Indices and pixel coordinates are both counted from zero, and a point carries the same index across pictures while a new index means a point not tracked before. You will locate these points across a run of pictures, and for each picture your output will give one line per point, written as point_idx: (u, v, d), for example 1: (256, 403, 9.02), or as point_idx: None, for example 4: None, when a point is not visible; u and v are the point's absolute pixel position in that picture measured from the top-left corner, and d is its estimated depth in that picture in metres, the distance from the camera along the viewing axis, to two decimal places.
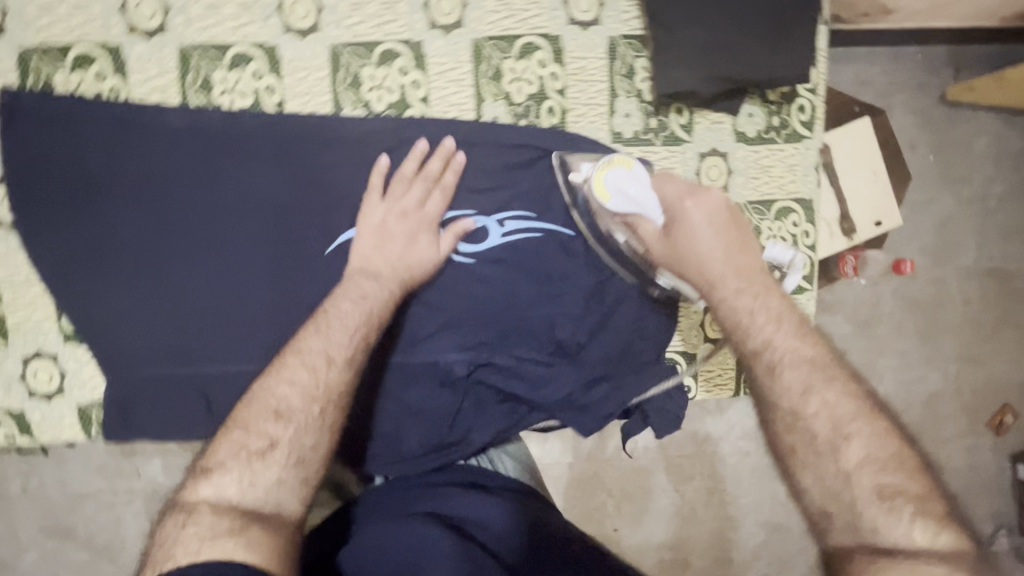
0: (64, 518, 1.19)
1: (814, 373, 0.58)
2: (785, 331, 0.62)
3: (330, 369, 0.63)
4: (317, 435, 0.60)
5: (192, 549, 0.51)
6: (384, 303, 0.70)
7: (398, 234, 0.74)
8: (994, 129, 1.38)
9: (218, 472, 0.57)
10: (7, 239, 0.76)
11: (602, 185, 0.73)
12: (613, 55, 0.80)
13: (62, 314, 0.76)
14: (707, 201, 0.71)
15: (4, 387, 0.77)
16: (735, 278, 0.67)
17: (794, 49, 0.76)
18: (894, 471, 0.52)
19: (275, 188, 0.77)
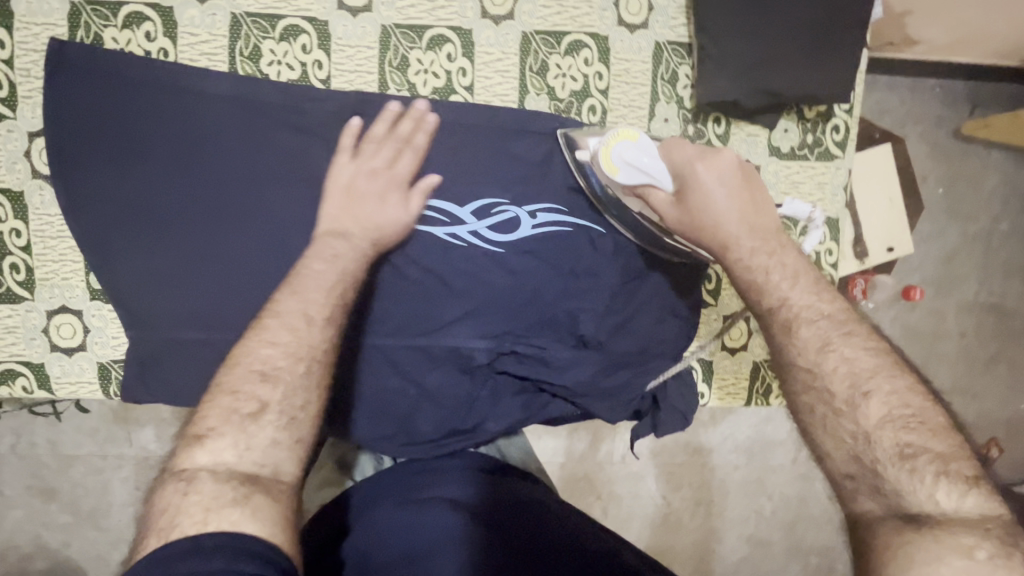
0: (51, 479, 1.18)
1: (832, 327, 0.58)
2: (799, 288, 0.61)
3: (311, 329, 0.60)
4: (306, 394, 0.57)
5: (196, 519, 0.47)
6: (358, 261, 0.67)
7: (367, 194, 0.70)
8: (1004, 168, 1.40)
9: (212, 437, 0.53)
10: (43, 191, 0.76)
11: (609, 160, 0.72)
12: (658, 59, 0.82)
13: (91, 271, 0.76)
14: (717, 162, 0.65)
15: (26, 338, 0.77)
16: (750, 236, 0.63)
17: (837, 68, 0.78)
18: (917, 428, 0.51)
19: (318, 160, 0.77)
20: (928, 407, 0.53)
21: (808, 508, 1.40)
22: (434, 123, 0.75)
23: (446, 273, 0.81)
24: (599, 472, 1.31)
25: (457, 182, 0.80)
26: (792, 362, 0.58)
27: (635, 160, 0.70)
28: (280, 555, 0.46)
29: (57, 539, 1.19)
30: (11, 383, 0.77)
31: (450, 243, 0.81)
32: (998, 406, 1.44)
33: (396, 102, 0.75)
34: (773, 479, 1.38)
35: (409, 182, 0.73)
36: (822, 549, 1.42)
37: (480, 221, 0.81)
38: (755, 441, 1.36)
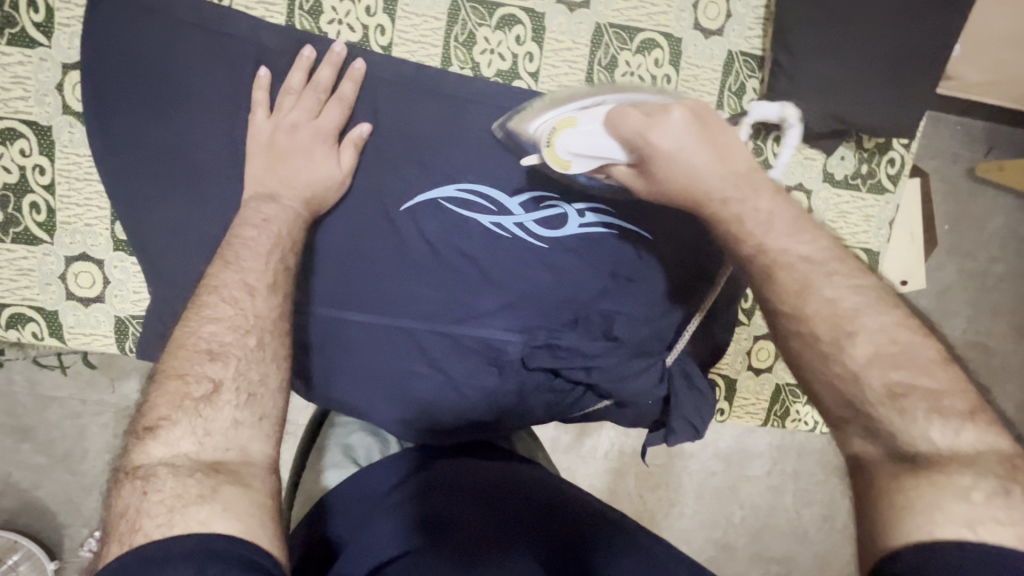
0: (26, 418, 1.15)
1: (813, 270, 0.54)
2: (777, 231, 0.57)
3: (254, 299, 0.59)
4: (262, 367, 0.56)
5: (161, 521, 0.43)
6: (291, 223, 0.66)
7: (292, 151, 0.69)
8: (1010, 211, 1.42)
9: (165, 428, 0.49)
10: (72, 132, 0.71)
11: (555, 156, 0.65)
12: (728, 69, 0.80)
13: (117, 220, 0.72)
14: (668, 125, 0.59)
15: (40, 284, 0.73)
16: (721, 182, 0.59)
17: (908, 102, 0.76)
18: (908, 367, 0.48)
19: (375, 134, 0.75)
20: (916, 342, 0.50)
21: (777, 519, 1.40)
22: (362, 70, 0.73)
23: (484, 260, 0.79)
24: (580, 465, 1.33)
25: (511, 173, 0.78)
26: (776, 305, 0.54)
27: (583, 150, 0.63)
28: (253, 550, 0.42)
29: (28, 480, 1.15)
30: (21, 328, 0.74)
31: (495, 233, 0.78)
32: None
33: (308, 47, 0.72)
34: (748, 488, 1.39)
35: (336, 135, 0.71)
36: (785, 559, 1.41)
37: (527, 214, 0.78)
38: (734, 451, 1.38)
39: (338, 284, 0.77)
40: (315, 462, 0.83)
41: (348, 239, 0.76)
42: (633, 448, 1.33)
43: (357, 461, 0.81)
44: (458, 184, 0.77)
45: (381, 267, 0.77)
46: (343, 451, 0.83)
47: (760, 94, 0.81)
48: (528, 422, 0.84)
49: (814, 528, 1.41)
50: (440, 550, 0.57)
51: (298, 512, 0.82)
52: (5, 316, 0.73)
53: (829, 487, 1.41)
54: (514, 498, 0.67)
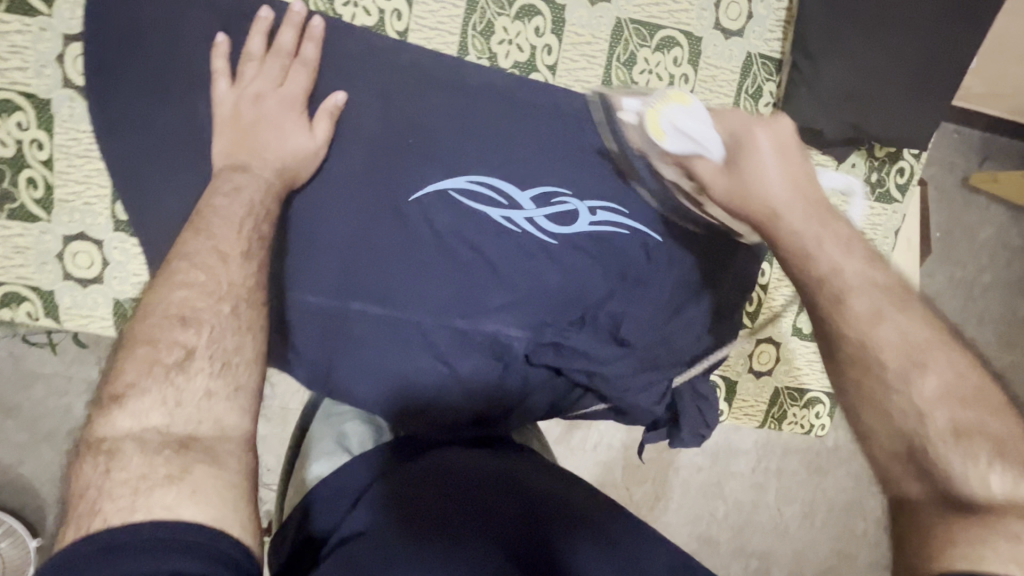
0: (7, 394, 1.12)
1: (888, 301, 0.50)
2: (855, 255, 0.52)
3: (228, 266, 0.56)
4: (239, 337, 0.54)
5: (123, 505, 0.42)
6: (263, 192, 0.63)
7: (260, 122, 0.66)
8: (1000, 221, 1.45)
9: (132, 397, 0.47)
10: (69, 104, 0.68)
11: (656, 125, 0.64)
12: (746, 71, 0.80)
13: (119, 200, 0.70)
14: (775, 128, 0.59)
15: (35, 263, 0.71)
16: (803, 204, 0.55)
17: (923, 111, 0.76)
18: (972, 408, 0.46)
19: (385, 120, 0.73)
20: (985, 386, 0.47)
21: (758, 514, 1.43)
22: (321, 29, 0.70)
23: (491, 255, 0.77)
24: (569, 457, 1.33)
25: (521, 167, 0.77)
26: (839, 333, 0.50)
27: (688, 128, 0.62)
28: (219, 540, 0.41)
29: (10, 457, 1.12)
30: (15, 306, 0.72)
31: (504, 227, 0.77)
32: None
33: (266, 8, 0.68)
34: (731, 483, 1.41)
35: (304, 102, 0.68)
36: (764, 553, 1.44)
37: (538, 209, 0.77)
38: (720, 448, 1.39)
39: (337, 270, 0.74)
40: (305, 450, 0.82)
41: (350, 223, 0.74)
42: (621, 441, 1.35)
43: (347, 450, 0.79)
44: (470, 176, 0.75)
45: (382, 254, 0.75)
46: (335, 438, 0.80)
47: (777, 98, 0.81)
48: (535, 417, 0.85)
49: (794, 525, 1.44)
50: (423, 542, 0.56)
51: (288, 502, 0.81)
52: None
53: (810, 486, 1.44)
54: (498, 487, 0.66)
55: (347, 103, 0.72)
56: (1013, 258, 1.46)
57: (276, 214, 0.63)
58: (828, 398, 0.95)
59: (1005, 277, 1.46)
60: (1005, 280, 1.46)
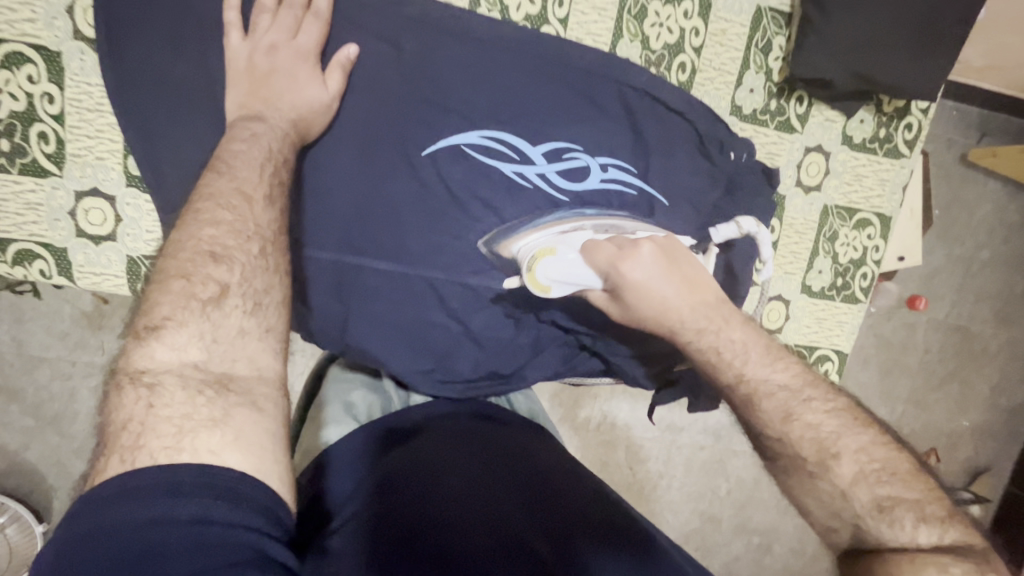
0: (12, 377, 1.11)
1: (792, 395, 0.54)
2: (754, 361, 0.57)
3: (253, 208, 0.56)
4: (267, 278, 0.54)
5: (168, 443, 0.41)
6: (280, 140, 0.63)
7: (274, 72, 0.66)
8: (999, 198, 1.45)
9: (170, 329, 0.47)
10: (83, 57, 0.68)
11: (536, 282, 0.66)
12: (757, 25, 0.84)
13: (130, 154, 0.70)
14: (638, 256, 0.63)
15: (48, 219, 0.71)
16: (693, 316, 0.61)
17: (933, 61, 0.77)
18: (891, 480, 0.48)
19: (404, 78, 0.74)
20: (895, 457, 0.50)
21: (761, 491, 1.44)
22: None
23: (507, 212, 0.77)
24: (573, 437, 1.34)
25: (535, 121, 0.77)
26: (762, 432, 0.54)
27: (567, 276, 0.65)
28: (261, 490, 0.42)
29: (17, 441, 1.12)
30: (28, 265, 0.72)
31: (516, 182, 0.77)
32: (946, 420, 1.49)
33: None
34: (735, 461, 1.42)
35: (317, 55, 0.69)
36: (767, 530, 1.46)
37: (550, 164, 0.77)
38: (723, 426, 1.41)
39: (347, 226, 0.74)
40: (316, 414, 0.82)
41: (360, 181, 0.74)
42: (625, 420, 1.36)
43: (357, 419, 0.80)
44: (482, 131, 0.76)
45: (391, 211, 0.74)
46: (344, 407, 0.81)
47: (787, 52, 0.85)
48: (540, 378, 0.86)
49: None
50: (433, 530, 0.54)
51: (297, 461, 0.80)
52: (12, 252, 0.71)
53: None
54: (509, 481, 0.63)
55: (358, 56, 0.73)
56: (1011, 234, 1.47)
57: (293, 163, 0.64)
58: (839, 356, 0.94)
59: (1003, 252, 1.47)
60: (1002, 256, 1.47)
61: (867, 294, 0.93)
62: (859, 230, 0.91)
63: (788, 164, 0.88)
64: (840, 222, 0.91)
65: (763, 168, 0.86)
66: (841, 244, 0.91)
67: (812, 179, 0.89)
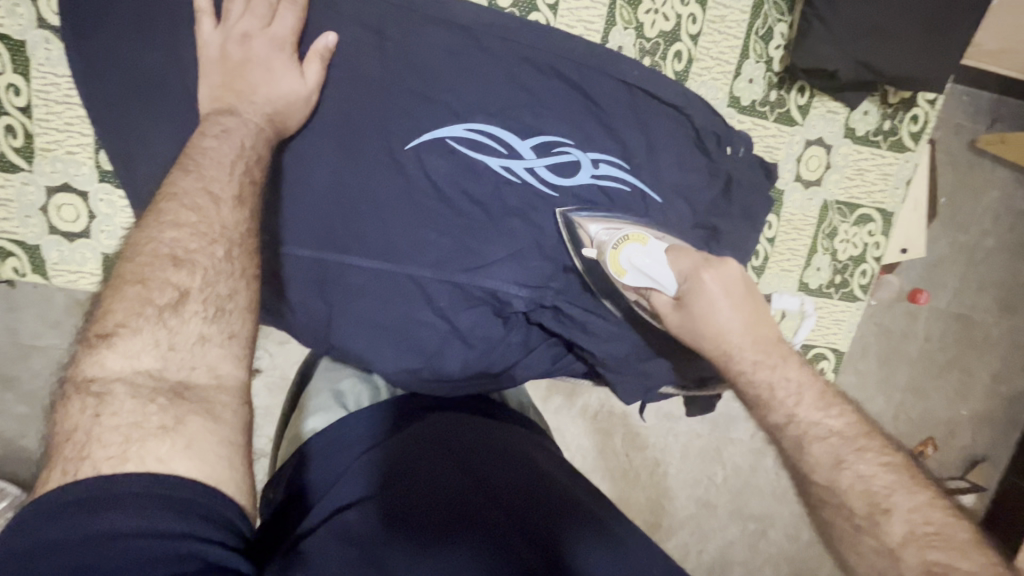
0: (5, 367, 1.10)
1: (844, 443, 0.52)
2: (807, 403, 0.56)
3: (219, 208, 0.54)
4: (234, 283, 0.52)
5: (113, 454, 0.40)
6: (253, 136, 0.61)
7: (248, 63, 0.63)
8: (1006, 184, 1.42)
9: (122, 336, 0.46)
10: (47, 46, 0.65)
11: (616, 262, 0.71)
12: (757, 11, 0.80)
13: (101, 149, 0.68)
14: (723, 272, 0.66)
15: (19, 216, 0.69)
16: (754, 349, 0.62)
17: (941, 51, 0.73)
18: (946, 547, 0.45)
19: (386, 68, 0.71)
20: (952, 524, 0.47)
21: (757, 478, 1.44)
22: None
23: (494, 208, 0.75)
24: (569, 425, 1.33)
25: (522, 115, 0.75)
26: (807, 476, 0.53)
27: (646, 268, 0.69)
28: (214, 499, 0.41)
29: (13, 429, 1.12)
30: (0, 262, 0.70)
31: (503, 177, 0.74)
32: (945, 408, 1.47)
33: None
34: (730, 449, 1.42)
35: (294, 45, 0.66)
36: (762, 517, 1.46)
37: (538, 159, 0.75)
38: (719, 414, 1.40)
39: (329, 222, 0.72)
40: (304, 403, 0.81)
41: (342, 174, 0.71)
42: (621, 408, 1.35)
43: (345, 406, 0.79)
44: (468, 124, 0.73)
45: (378, 203, 0.72)
46: (333, 396, 0.80)
47: (788, 39, 0.81)
48: (530, 377, 0.85)
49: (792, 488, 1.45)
50: (408, 529, 0.53)
51: (282, 453, 0.80)
52: None
53: None
54: (501, 475, 0.62)
55: (336, 45, 0.70)
56: (1017, 221, 1.44)
57: (268, 160, 0.61)
58: (835, 354, 0.93)
59: (1008, 241, 1.44)
60: (1007, 244, 1.44)
61: (867, 292, 0.90)
62: (858, 227, 0.88)
63: (787, 157, 0.85)
64: (840, 218, 0.88)
65: (761, 162, 0.82)
66: (840, 241, 0.88)
67: (811, 173, 0.86)
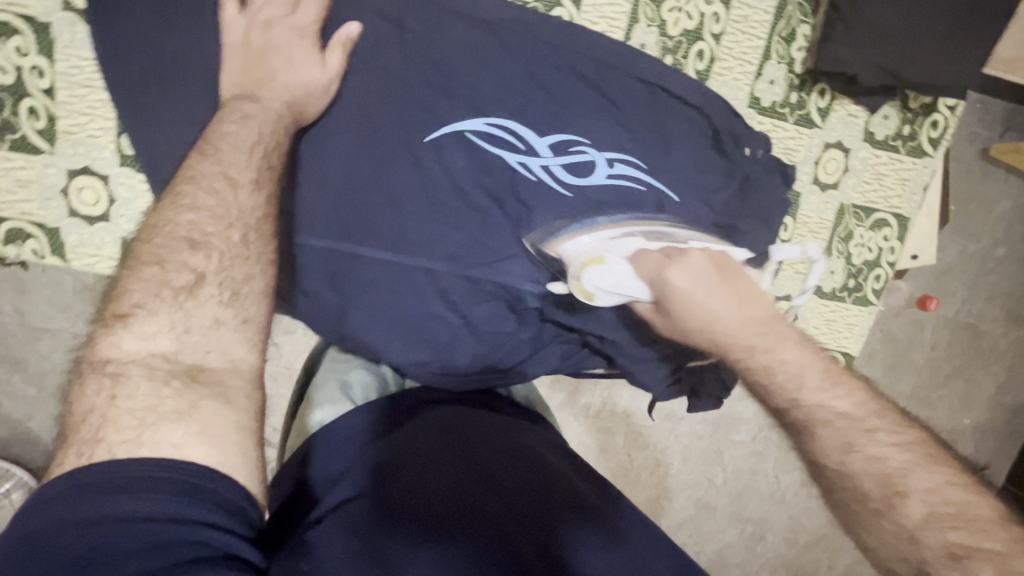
0: (13, 349, 1.11)
1: (854, 426, 0.52)
2: (812, 387, 0.56)
3: (236, 192, 0.55)
4: (248, 267, 0.52)
5: (129, 436, 0.40)
6: (273, 122, 0.61)
7: (269, 50, 0.64)
8: (1017, 195, 1.41)
9: (139, 317, 0.46)
10: (72, 29, 0.65)
11: (581, 289, 0.68)
12: (781, 12, 0.80)
13: (124, 133, 0.68)
14: (687, 264, 0.64)
15: (40, 198, 0.69)
16: (744, 332, 0.61)
17: (959, 57, 0.73)
18: (966, 526, 0.45)
19: (407, 60, 0.71)
20: (971, 502, 0.47)
21: (756, 481, 1.44)
22: None
23: (510, 203, 0.75)
24: (572, 423, 1.33)
25: (542, 111, 0.75)
26: (820, 461, 0.53)
27: (613, 288, 0.66)
28: (227, 487, 0.41)
29: (20, 411, 1.13)
30: (20, 244, 0.70)
31: (520, 173, 0.74)
32: (947, 417, 1.47)
33: None
34: (731, 452, 1.42)
35: (316, 33, 0.66)
36: (760, 519, 1.46)
37: (556, 156, 0.75)
38: (722, 416, 1.40)
39: (346, 213, 0.72)
40: (311, 395, 0.81)
41: (360, 166, 0.71)
42: (624, 407, 1.35)
43: (353, 398, 0.79)
44: (487, 118, 0.73)
45: (396, 196, 0.72)
46: (339, 387, 0.80)
47: (811, 41, 0.81)
48: (541, 373, 0.85)
49: (791, 491, 1.46)
50: (408, 522, 0.52)
51: (291, 442, 0.81)
52: (3, 231, 0.69)
53: None
54: (500, 470, 0.62)
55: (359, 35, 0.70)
56: None
57: (286, 147, 0.61)
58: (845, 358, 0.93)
59: (1017, 252, 1.43)
60: (1016, 255, 1.44)
61: (879, 297, 0.90)
62: (874, 231, 0.88)
63: (805, 159, 0.85)
64: (856, 222, 0.88)
65: (779, 163, 0.82)
66: (855, 245, 0.88)
67: (829, 176, 0.86)
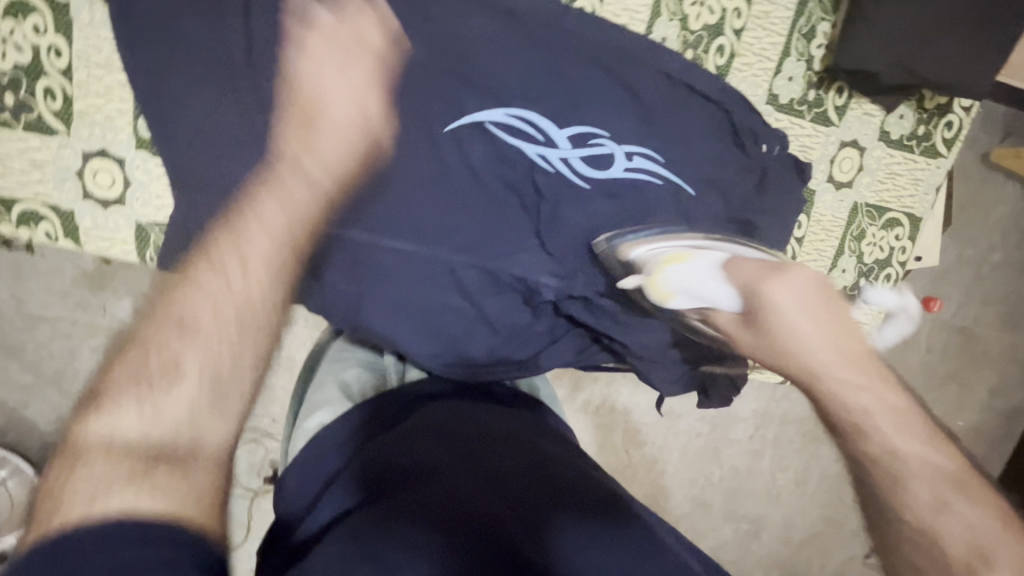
0: (11, 335, 1.10)
1: (949, 485, 0.47)
2: (910, 435, 0.49)
3: (232, 260, 0.44)
4: (242, 345, 0.42)
5: (79, 505, 0.34)
6: (293, 132, 0.54)
7: (307, 58, 0.58)
8: (1017, 201, 1.42)
9: (109, 402, 0.39)
10: (92, 8, 0.65)
11: (659, 287, 0.66)
12: (802, 9, 0.80)
13: (141, 116, 0.67)
14: (787, 281, 0.58)
15: (55, 179, 0.68)
16: (844, 368, 0.52)
17: (978, 59, 0.74)
18: None
19: (428, 50, 0.71)
20: None
21: (752, 480, 1.45)
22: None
23: (529, 194, 0.75)
24: (572, 419, 1.33)
25: (562, 104, 0.74)
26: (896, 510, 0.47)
27: (692, 289, 0.64)
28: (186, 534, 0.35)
29: (15, 399, 1.11)
30: (33, 226, 0.70)
31: (539, 165, 0.75)
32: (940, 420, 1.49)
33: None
34: (728, 450, 1.43)
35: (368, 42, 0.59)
36: (755, 519, 1.47)
37: (574, 148, 0.75)
38: (720, 415, 1.41)
39: (365, 202, 0.72)
40: (309, 398, 0.78)
41: None
42: (624, 405, 1.35)
43: (352, 398, 0.77)
44: (508, 109, 0.73)
45: (415, 186, 0.72)
46: (338, 387, 0.78)
47: (830, 39, 0.81)
48: (555, 366, 0.85)
49: (786, 491, 1.47)
50: (409, 519, 0.51)
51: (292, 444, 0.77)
52: (16, 213, 0.69)
53: (804, 455, 1.47)
54: (495, 467, 0.60)
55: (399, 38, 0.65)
56: None
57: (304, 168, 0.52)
58: None
59: (1014, 257, 1.45)
60: (1014, 260, 1.45)
61: None
62: (886, 230, 0.89)
63: (821, 157, 0.85)
64: (868, 221, 0.88)
65: (795, 161, 0.82)
66: (867, 244, 0.89)
67: (844, 175, 0.86)
